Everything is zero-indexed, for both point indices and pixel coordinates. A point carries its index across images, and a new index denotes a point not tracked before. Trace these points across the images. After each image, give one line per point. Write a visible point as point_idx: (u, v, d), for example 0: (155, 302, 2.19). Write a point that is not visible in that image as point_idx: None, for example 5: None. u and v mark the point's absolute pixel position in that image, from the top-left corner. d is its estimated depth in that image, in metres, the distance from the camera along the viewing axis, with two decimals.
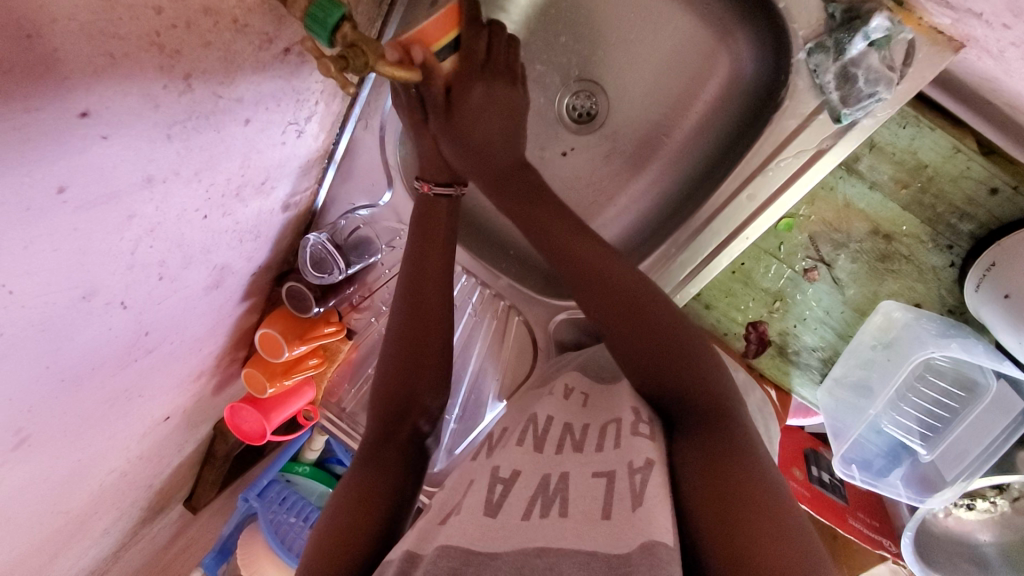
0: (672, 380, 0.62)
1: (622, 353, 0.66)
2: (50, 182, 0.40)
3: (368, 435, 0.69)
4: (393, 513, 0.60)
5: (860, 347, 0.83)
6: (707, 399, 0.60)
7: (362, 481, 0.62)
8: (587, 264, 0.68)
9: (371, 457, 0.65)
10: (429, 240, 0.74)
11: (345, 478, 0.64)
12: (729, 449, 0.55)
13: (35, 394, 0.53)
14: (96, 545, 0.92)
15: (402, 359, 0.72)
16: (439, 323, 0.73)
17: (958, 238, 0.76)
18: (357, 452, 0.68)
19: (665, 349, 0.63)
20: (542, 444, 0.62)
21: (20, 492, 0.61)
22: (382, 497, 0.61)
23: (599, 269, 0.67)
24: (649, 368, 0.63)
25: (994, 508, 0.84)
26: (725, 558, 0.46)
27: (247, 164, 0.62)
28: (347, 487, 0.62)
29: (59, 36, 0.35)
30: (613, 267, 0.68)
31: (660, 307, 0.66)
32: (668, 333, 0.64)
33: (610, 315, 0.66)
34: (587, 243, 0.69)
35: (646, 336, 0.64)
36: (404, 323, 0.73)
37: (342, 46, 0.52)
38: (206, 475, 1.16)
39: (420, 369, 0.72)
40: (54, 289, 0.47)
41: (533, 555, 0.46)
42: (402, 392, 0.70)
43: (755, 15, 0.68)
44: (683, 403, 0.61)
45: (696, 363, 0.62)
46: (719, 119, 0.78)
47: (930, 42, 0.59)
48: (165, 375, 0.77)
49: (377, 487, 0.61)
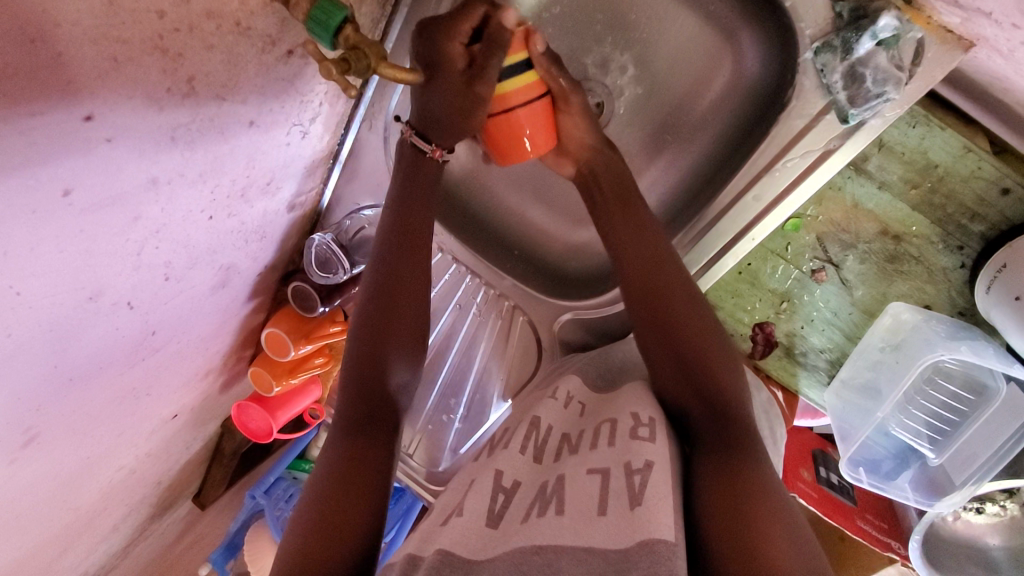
0: (703, 388, 0.61)
1: (663, 357, 0.64)
2: (55, 184, 0.41)
3: (346, 405, 0.66)
4: (379, 489, 0.59)
5: (868, 348, 0.83)
6: (731, 412, 0.59)
7: (344, 467, 0.60)
8: (638, 262, 0.67)
9: (355, 427, 0.64)
10: (403, 206, 0.73)
11: (325, 451, 0.62)
12: (745, 463, 0.54)
13: (43, 394, 0.53)
14: (105, 541, 0.93)
15: (376, 331, 0.69)
16: (416, 285, 0.72)
17: (969, 239, 0.75)
18: (335, 421, 0.65)
19: (709, 363, 0.62)
20: (541, 456, 0.62)
21: (29, 488, 0.62)
22: (373, 474, 0.60)
23: (655, 271, 0.66)
24: (685, 378, 0.62)
25: (1004, 512, 0.83)
26: (736, 555, 0.47)
27: (251, 165, 0.62)
28: (327, 471, 0.60)
29: (63, 42, 0.36)
30: (669, 271, 0.66)
31: (709, 323, 0.64)
32: (712, 345, 0.63)
33: (656, 316, 0.65)
34: (644, 242, 0.68)
35: (692, 348, 0.62)
36: (387, 293, 0.70)
37: (344, 48, 0.52)
38: (214, 471, 1.17)
39: (396, 332, 0.69)
40: (61, 290, 0.47)
41: (530, 552, 0.46)
42: (377, 361, 0.67)
43: (763, 14, 0.68)
44: (705, 412, 0.60)
45: (731, 377, 0.61)
46: (726, 119, 0.77)
47: (939, 41, 0.59)
48: (173, 373, 0.78)
49: (360, 461, 0.60)
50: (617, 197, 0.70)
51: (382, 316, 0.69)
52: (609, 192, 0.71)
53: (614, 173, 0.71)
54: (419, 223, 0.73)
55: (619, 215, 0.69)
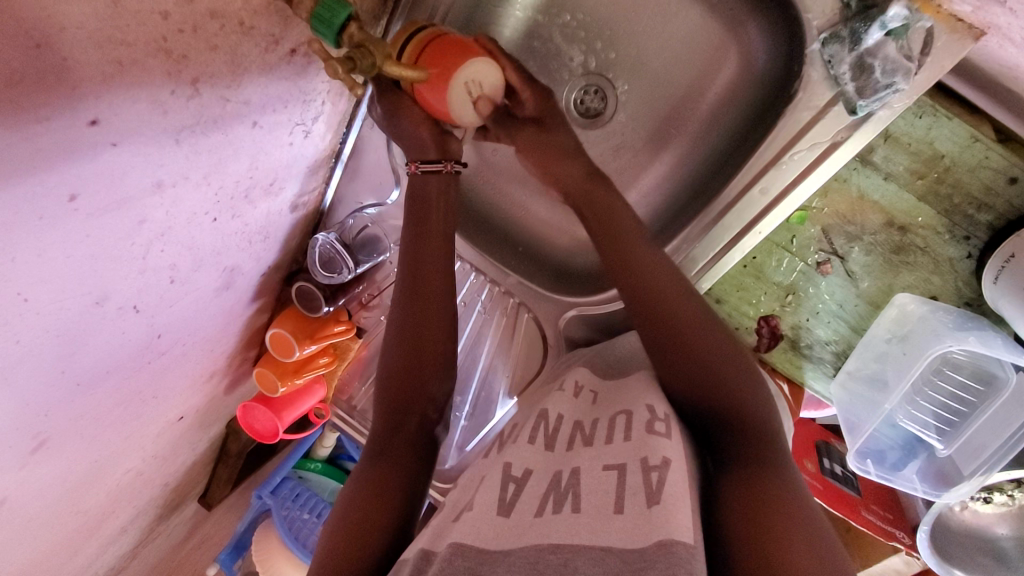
0: (712, 395, 0.61)
1: (666, 361, 0.64)
2: (61, 191, 0.40)
3: (376, 431, 0.69)
4: (407, 507, 0.61)
5: (874, 340, 0.82)
6: (742, 415, 0.59)
7: (371, 481, 0.62)
8: (638, 276, 0.67)
9: (381, 452, 0.66)
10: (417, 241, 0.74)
11: (355, 473, 0.64)
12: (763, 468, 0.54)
13: (52, 399, 0.53)
14: (113, 544, 0.93)
15: (402, 358, 0.71)
16: (437, 308, 0.73)
17: (975, 229, 0.75)
18: (366, 447, 0.68)
19: (711, 365, 0.62)
20: (553, 443, 0.62)
21: (38, 494, 0.61)
22: (397, 492, 0.62)
23: (650, 279, 0.67)
24: (689, 381, 0.62)
25: (1011, 501, 0.83)
26: (756, 555, 0.46)
27: (254, 165, 0.61)
28: (356, 484, 0.62)
29: (67, 44, 0.35)
30: (673, 290, 0.66)
31: (709, 326, 0.64)
32: (713, 348, 0.63)
33: (661, 332, 0.65)
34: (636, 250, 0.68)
35: (692, 352, 0.63)
36: (413, 309, 0.72)
37: (349, 47, 0.53)
38: (220, 472, 1.17)
39: (424, 356, 0.72)
40: (68, 296, 0.47)
41: (546, 551, 0.46)
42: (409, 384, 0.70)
43: (768, 5, 0.67)
44: (715, 418, 0.60)
45: (738, 377, 0.61)
46: (731, 111, 0.77)
47: (949, 30, 0.58)
48: (179, 375, 0.77)
49: (388, 482, 0.62)
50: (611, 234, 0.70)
51: (405, 336, 0.72)
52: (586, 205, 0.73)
53: (603, 210, 0.72)
54: (434, 232, 0.74)
55: (618, 250, 0.69)
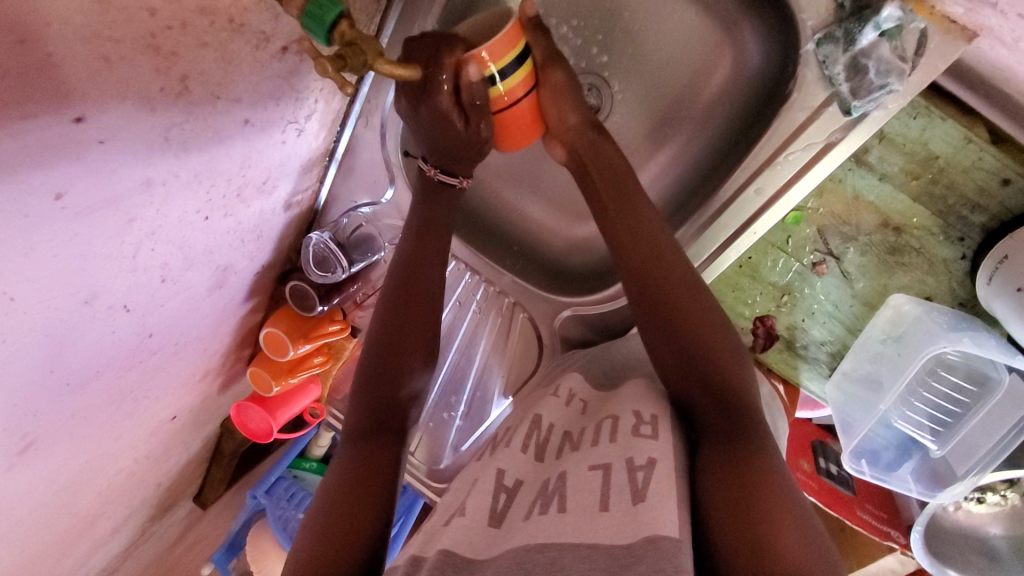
0: (707, 379, 0.59)
1: (660, 345, 0.62)
2: (48, 189, 0.40)
3: (356, 422, 0.68)
4: (390, 499, 0.61)
5: (869, 341, 0.82)
6: (733, 395, 0.59)
7: (354, 473, 0.61)
8: (635, 256, 0.64)
9: (364, 443, 0.65)
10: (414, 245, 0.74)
11: (334, 466, 0.64)
12: (753, 455, 0.54)
13: (40, 399, 0.53)
14: (105, 544, 0.93)
15: (386, 351, 0.71)
16: (429, 302, 0.73)
17: (970, 230, 0.75)
18: (347, 440, 0.67)
19: (707, 350, 0.60)
20: (543, 454, 0.61)
21: (27, 495, 0.61)
22: (382, 483, 0.61)
23: (649, 258, 0.63)
24: (684, 368, 0.61)
25: (1004, 501, 0.83)
26: (746, 550, 0.46)
27: (246, 164, 0.61)
28: (337, 477, 0.62)
29: (52, 42, 0.35)
30: (671, 264, 0.63)
31: (706, 307, 0.62)
32: (709, 331, 0.61)
33: (659, 313, 0.62)
34: (635, 228, 0.65)
35: (688, 335, 0.61)
36: (400, 304, 0.73)
37: (340, 44, 0.51)
38: (215, 471, 1.17)
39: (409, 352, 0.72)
40: (56, 295, 0.47)
41: (533, 551, 0.45)
42: (392, 377, 0.70)
43: (764, 6, 0.67)
44: (706, 396, 0.59)
45: (732, 363, 0.60)
46: (725, 112, 0.77)
47: (942, 31, 0.58)
48: (171, 375, 0.77)
49: (377, 472, 0.62)
50: (609, 205, 0.67)
51: (394, 331, 0.71)
52: (597, 176, 0.68)
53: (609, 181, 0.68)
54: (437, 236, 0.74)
55: (616, 222, 0.66)
